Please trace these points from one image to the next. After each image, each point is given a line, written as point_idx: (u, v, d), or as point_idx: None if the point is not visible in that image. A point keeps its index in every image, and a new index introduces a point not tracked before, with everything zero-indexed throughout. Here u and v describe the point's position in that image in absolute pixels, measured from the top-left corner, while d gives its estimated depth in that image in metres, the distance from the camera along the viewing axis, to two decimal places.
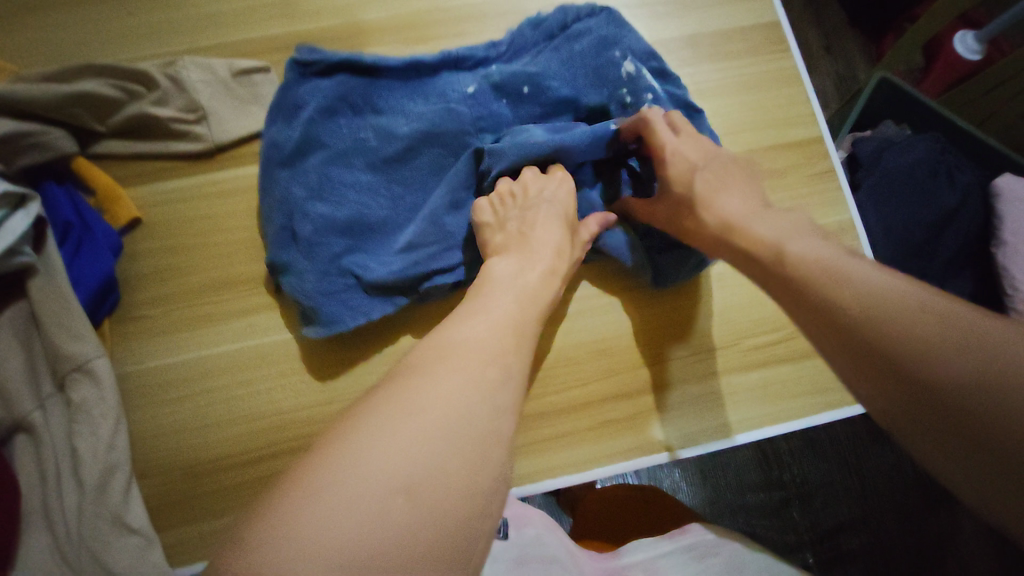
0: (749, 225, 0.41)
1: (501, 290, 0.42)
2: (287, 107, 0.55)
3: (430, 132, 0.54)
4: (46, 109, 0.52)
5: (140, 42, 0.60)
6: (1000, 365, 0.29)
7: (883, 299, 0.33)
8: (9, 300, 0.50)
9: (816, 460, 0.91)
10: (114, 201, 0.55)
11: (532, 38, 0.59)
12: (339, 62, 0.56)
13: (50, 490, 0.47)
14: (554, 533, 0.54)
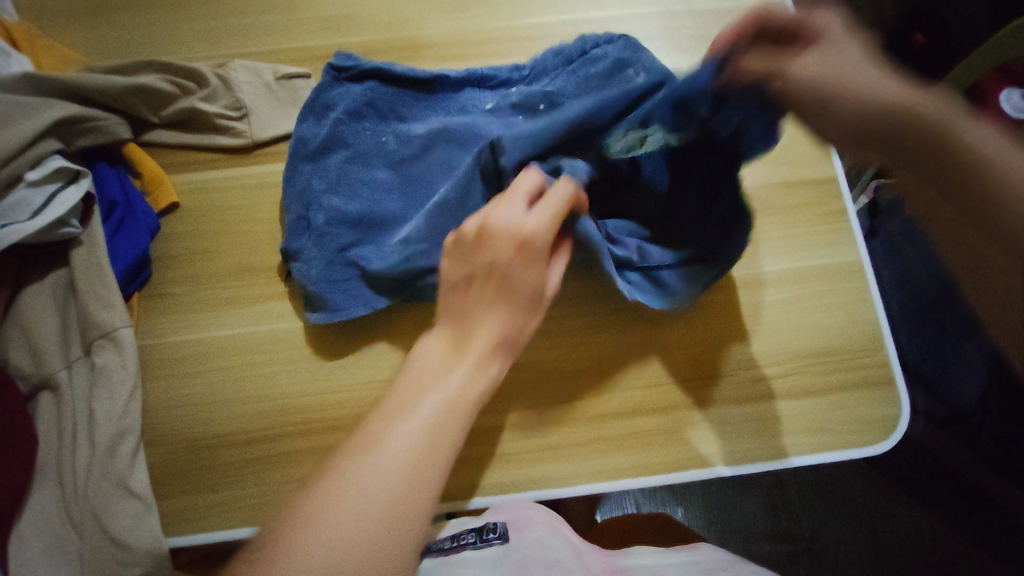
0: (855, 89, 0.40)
1: (431, 393, 0.40)
2: (318, 107, 0.59)
3: (445, 133, 0.55)
4: (106, 97, 0.57)
5: (197, 44, 0.66)
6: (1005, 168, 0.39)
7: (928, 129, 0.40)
8: (53, 269, 0.54)
9: (828, 515, 0.88)
10: (157, 186, 0.59)
11: (554, 62, 0.60)
12: (371, 71, 0.60)
13: (64, 448, 0.50)
14: (557, 533, 0.51)
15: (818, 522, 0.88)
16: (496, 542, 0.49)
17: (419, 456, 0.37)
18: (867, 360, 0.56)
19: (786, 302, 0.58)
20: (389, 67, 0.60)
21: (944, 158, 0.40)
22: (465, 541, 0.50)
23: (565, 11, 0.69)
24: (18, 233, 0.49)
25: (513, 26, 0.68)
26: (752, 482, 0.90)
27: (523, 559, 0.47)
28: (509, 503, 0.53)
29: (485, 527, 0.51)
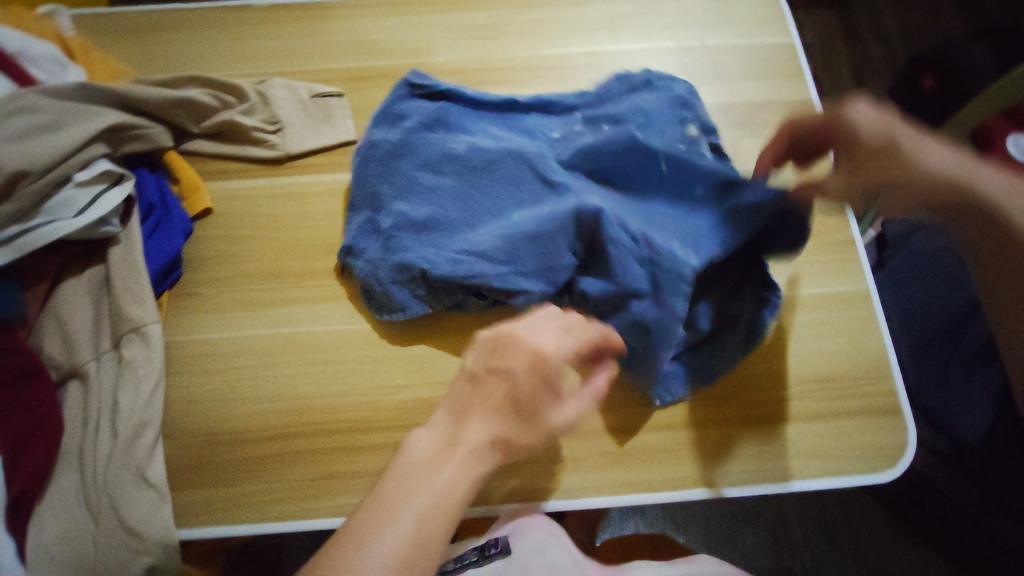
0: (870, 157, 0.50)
1: (439, 473, 0.38)
2: (391, 115, 0.63)
3: (514, 151, 0.60)
4: (154, 108, 0.61)
5: (242, 62, 0.70)
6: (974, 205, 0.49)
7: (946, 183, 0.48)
8: (91, 264, 0.57)
9: (835, 552, 0.87)
10: (193, 191, 0.63)
11: (617, 89, 0.66)
12: (443, 91, 0.65)
13: (88, 436, 0.52)
14: (559, 540, 0.52)
15: (822, 559, 0.86)
16: (496, 557, 0.51)
17: (440, 513, 0.37)
18: (870, 388, 0.57)
19: (792, 328, 0.60)
20: (462, 90, 0.65)
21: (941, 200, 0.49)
22: (468, 561, 0.52)
23: (587, 44, 0.73)
24: (58, 232, 0.52)
25: (536, 56, 0.72)
26: (755, 512, 0.89)
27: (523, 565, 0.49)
28: (523, 523, 0.52)
29: (486, 544, 0.52)
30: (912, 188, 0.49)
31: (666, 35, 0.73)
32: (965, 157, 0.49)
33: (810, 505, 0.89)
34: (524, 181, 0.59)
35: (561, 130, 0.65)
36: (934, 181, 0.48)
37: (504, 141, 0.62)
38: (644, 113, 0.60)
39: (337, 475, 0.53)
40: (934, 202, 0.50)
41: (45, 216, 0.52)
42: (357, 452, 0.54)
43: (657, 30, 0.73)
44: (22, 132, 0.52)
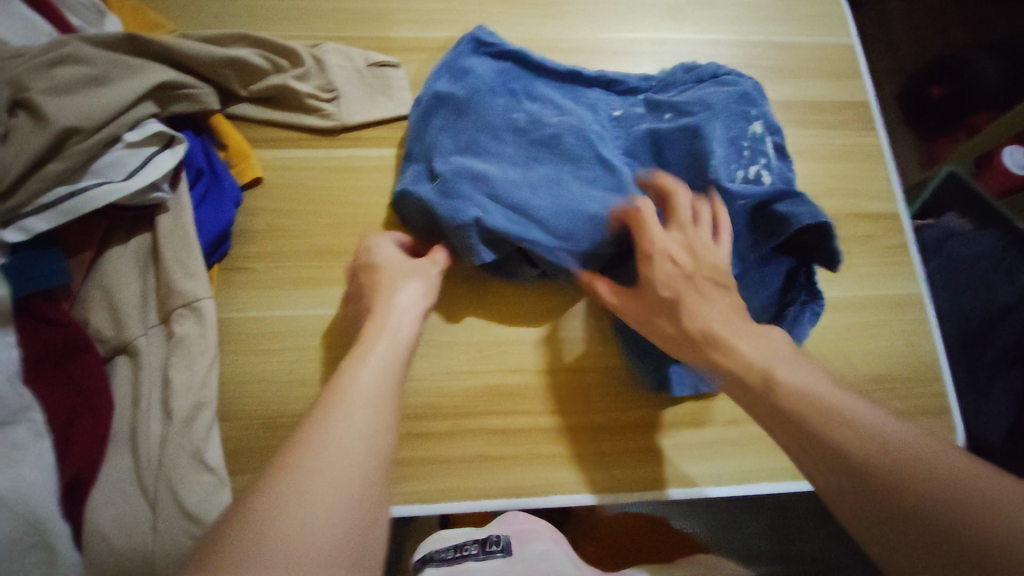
0: (737, 342, 0.43)
1: (375, 357, 0.41)
2: (456, 70, 0.59)
3: (580, 124, 0.58)
4: (202, 67, 0.57)
5: (292, 24, 0.66)
6: (811, 409, 0.37)
7: (811, 399, 0.37)
8: (138, 233, 0.54)
9: (825, 538, 0.91)
10: (242, 158, 0.59)
11: (683, 79, 0.63)
12: (511, 54, 0.62)
13: (139, 415, 0.49)
14: (559, 547, 0.55)
15: (821, 549, 0.90)
16: (497, 554, 0.53)
17: (386, 387, 0.39)
18: (920, 389, 0.59)
19: (851, 328, 0.61)
20: (529, 56, 0.62)
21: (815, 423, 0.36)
22: (469, 552, 0.54)
23: (652, 30, 0.71)
24: (113, 194, 0.47)
25: (600, 38, 0.70)
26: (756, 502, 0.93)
27: (533, 565, 0.50)
28: (513, 517, 0.59)
29: (487, 540, 0.55)
30: (788, 406, 0.38)
31: (729, 27, 0.72)
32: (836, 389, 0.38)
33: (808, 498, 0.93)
34: (591, 152, 0.56)
35: (623, 109, 0.62)
36: (743, 368, 0.42)
37: (566, 112, 0.59)
38: (709, 103, 0.58)
39: (402, 462, 0.53)
40: (773, 421, 0.39)
41: (94, 177, 0.48)
42: (425, 438, 0.54)
43: (720, 21, 0.72)
44: (68, 85, 0.47)
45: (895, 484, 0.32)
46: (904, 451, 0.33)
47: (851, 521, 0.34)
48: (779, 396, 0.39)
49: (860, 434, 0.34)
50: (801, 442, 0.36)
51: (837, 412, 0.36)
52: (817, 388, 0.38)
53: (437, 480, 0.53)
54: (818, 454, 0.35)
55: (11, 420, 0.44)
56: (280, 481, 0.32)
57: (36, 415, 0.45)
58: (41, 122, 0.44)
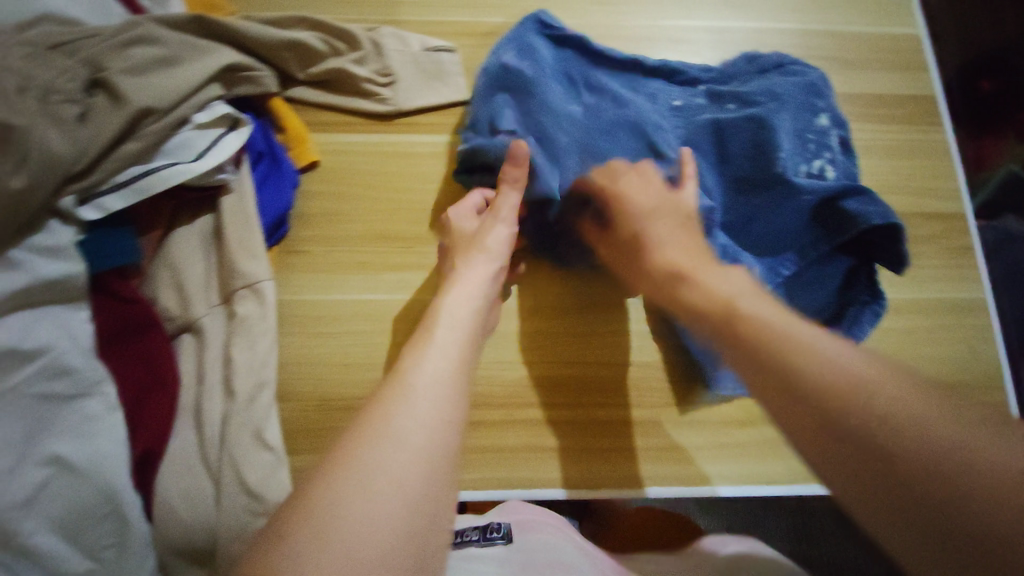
0: (698, 274, 0.42)
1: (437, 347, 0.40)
2: (523, 46, 0.58)
3: (644, 111, 0.57)
4: (265, 50, 0.57)
5: (349, 6, 0.66)
6: (780, 345, 0.34)
7: (782, 335, 0.34)
8: (201, 213, 0.55)
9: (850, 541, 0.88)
10: (300, 142, 0.59)
11: (745, 70, 0.62)
12: (573, 40, 0.61)
13: (203, 392, 0.50)
14: (564, 536, 0.48)
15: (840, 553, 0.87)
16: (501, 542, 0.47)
17: (451, 377, 0.38)
18: (981, 395, 0.58)
19: (911, 330, 0.59)
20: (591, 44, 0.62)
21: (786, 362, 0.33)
22: (470, 538, 0.48)
23: (711, 17, 0.69)
24: (183, 174, 0.48)
25: (658, 25, 0.68)
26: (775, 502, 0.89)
27: (533, 558, 0.44)
28: (515, 505, 0.52)
29: (488, 526, 0.49)
30: (753, 340, 0.35)
31: (790, 15, 0.70)
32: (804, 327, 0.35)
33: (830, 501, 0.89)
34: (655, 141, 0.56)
35: (683, 100, 0.61)
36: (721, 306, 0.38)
37: (626, 101, 0.58)
38: (777, 93, 0.57)
39: None
40: (755, 375, 0.35)
41: (164, 157, 0.49)
42: (476, 425, 0.55)
43: (781, 9, 0.70)
44: (143, 65, 0.48)
45: (868, 434, 0.29)
46: (877, 390, 0.30)
47: (875, 511, 0.28)
48: (746, 328, 0.36)
49: (834, 375, 0.31)
50: (770, 384, 0.33)
51: (808, 352, 0.33)
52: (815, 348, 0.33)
53: (489, 469, 0.54)
54: (829, 433, 0.30)
55: (86, 393, 0.45)
56: (344, 478, 0.31)
57: (107, 389, 0.46)
58: (118, 102, 0.46)
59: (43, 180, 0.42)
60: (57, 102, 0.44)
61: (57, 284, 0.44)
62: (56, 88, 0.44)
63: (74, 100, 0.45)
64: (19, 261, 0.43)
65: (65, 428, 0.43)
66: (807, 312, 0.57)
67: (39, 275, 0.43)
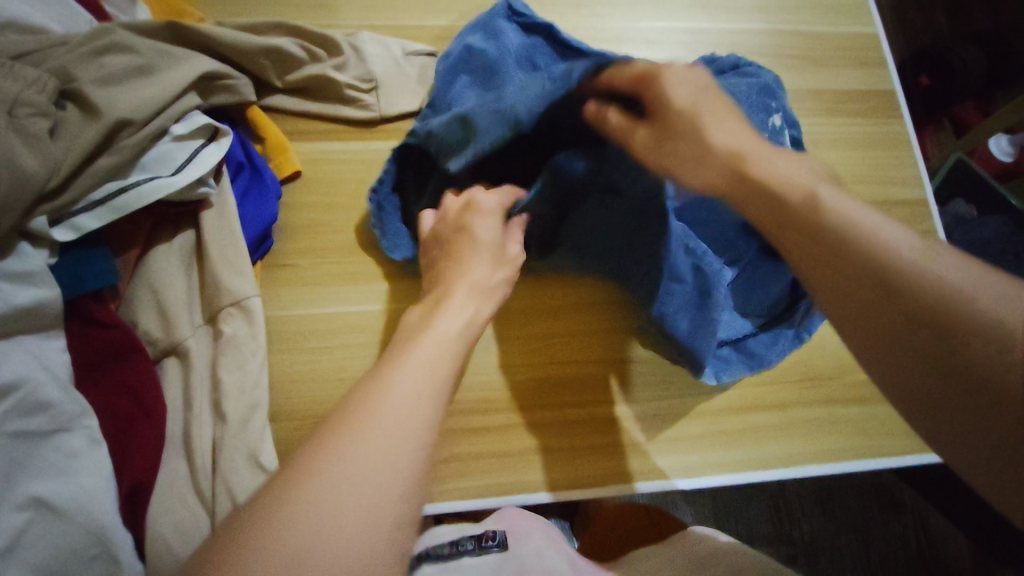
0: (770, 164, 0.37)
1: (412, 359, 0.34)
2: (488, 31, 0.57)
3: None
4: (243, 56, 0.56)
5: (325, 12, 0.64)
6: (859, 233, 0.33)
7: (858, 226, 0.33)
8: (181, 230, 0.52)
9: (825, 519, 0.90)
10: (280, 152, 0.57)
11: None
12: (542, 26, 0.59)
13: (192, 417, 0.47)
14: (554, 545, 0.49)
15: (817, 531, 0.89)
16: (494, 551, 0.46)
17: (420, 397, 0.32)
18: None
19: None
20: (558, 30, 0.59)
21: (857, 250, 0.32)
22: (464, 548, 0.47)
23: (683, 17, 0.71)
24: (167, 189, 0.47)
25: (635, 27, 0.70)
26: (756, 488, 0.91)
27: (521, 563, 0.44)
28: (510, 511, 0.51)
29: (482, 534, 0.48)
30: (820, 222, 0.34)
31: (757, 16, 0.73)
32: (878, 219, 0.33)
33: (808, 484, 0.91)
34: None
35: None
36: (782, 194, 0.35)
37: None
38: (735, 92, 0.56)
39: (459, 457, 0.53)
40: (821, 272, 0.34)
41: (142, 171, 0.47)
42: (480, 433, 0.53)
43: (749, 10, 0.73)
44: (116, 75, 0.47)
45: (934, 319, 0.29)
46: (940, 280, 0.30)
47: (888, 375, 0.32)
48: (821, 212, 0.34)
49: (901, 264, 0.31)
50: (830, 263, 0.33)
51: (879, 237, 0.32)
52: (891, 237, 0.33)
53: (490, 473, 0.52)
54: (900, 316, 0.31)
55: (66, 427, 0.42)
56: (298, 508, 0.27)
57: (89, 422, 0.43)
58: (93, 116, 0.44)
59: (14, 199, 0.40)
60: (26, 116, 0.42)
61: (30, 312, 0.42)
62: (25, 101, 0.42)
63: (44, 113, 0.43)
64: None
65: (45, 467, 0.40)
66: (754, 307, 0.57)
67: (11, 303, 0.41)
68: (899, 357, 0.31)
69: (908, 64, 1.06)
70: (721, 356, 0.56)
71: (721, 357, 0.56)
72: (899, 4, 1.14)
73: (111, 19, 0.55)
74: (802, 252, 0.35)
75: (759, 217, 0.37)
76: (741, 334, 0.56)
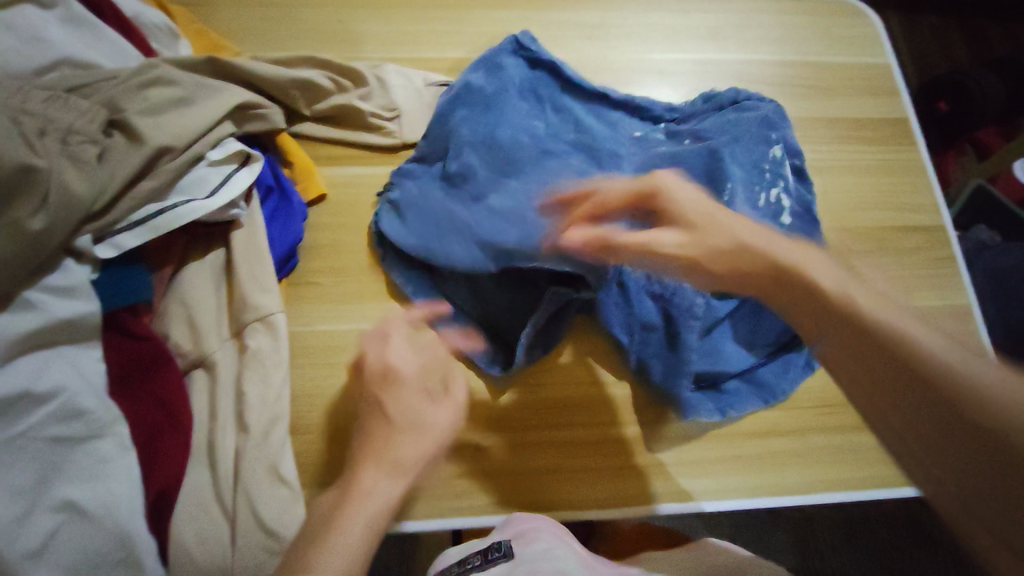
0: (774, 246, 0.41)
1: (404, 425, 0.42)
2: (491, 65, 0.62)
3: (587, 144, 0.59)
4: (276, 88, 0.59)
5: (353, 46, 0.68)
6: (854, 306, 0.36)
7: (850, 302, 0.37)
8: (213, 249, 0.55)
9: (851, 553, 0.87)
10: (307, 176, 0.60)
11: (703, 108, 0.64)
12: (546, 62, 0.63)
13: (217, 426, 0.49)
14: (565, 543, 0.48)
15: (842, 564, 0.87)
16: (501, 561, 0.46)
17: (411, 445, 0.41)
18: None
19: None
20: (563, 68, 0.63)
21: (852, 323, 0.36)
22: (472, 565, 0.48)
23: (695, 48, 0.74)
24: (202, 210, 0.50)
25: (647, 58, 0.72)
26: (777, 517, 0.89)
27: (532, 569, 0.44)
28: (519, 515, 0.51)
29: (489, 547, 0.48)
30: (815, 298, 0.38)
31: (768, 47, 0.75)
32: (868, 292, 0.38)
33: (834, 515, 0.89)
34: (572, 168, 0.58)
35: (643, 132, 0.63)
36: (783, 269, 0.40)
37: (584, 129, 0.61)
38: (729, 129, 0.59)
39: (473, 474, 0.53)
40: (822, 340, 0.38)
41: (179, 194, 0.50)
42: (494, 450, 0.54)
43: (761, 41, 0.75)
44: (159, 106, 0.51)
45: (929, 381, 0.32)
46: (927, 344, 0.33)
47: (901, 439, 0.34)
48: (817, 287, 0.38)
49: (892, 330, 0.34)
50: (830, 329, 0.37)
51: (868, 309, 0.36)
52: (878, 308, 0.36)
53: (503, 492, 0.53)
54: (899, 383, 0.33)
55: (99, 434, 0.44)
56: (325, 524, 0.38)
57: (121, 429, 0.45)
58: (136, 143, 0.48)
59: (62, 220, 0.43)
60: (77, 143, 0.46)
61: (72, 324, 0.44)
62: (77, 130, 0.46)
63: (94, 141, 0.47)
64: (37, 302, 0.44)
65: (78, 471, 0.42)
66: (761, 339, 0.58)
67: (56, 316, 0.44)
68: (905, 418, 0.33)
69: (925, 91, 1.07)
70: (733, 390, 0.56)
71: (732, 392, 0.56)
72: (914, 34, 1.16)
73: (156, 54, 0.59)
74: (806, 320, 0.39)
75: (762, 292, 0.41)
76: (750, 367, 0.57)
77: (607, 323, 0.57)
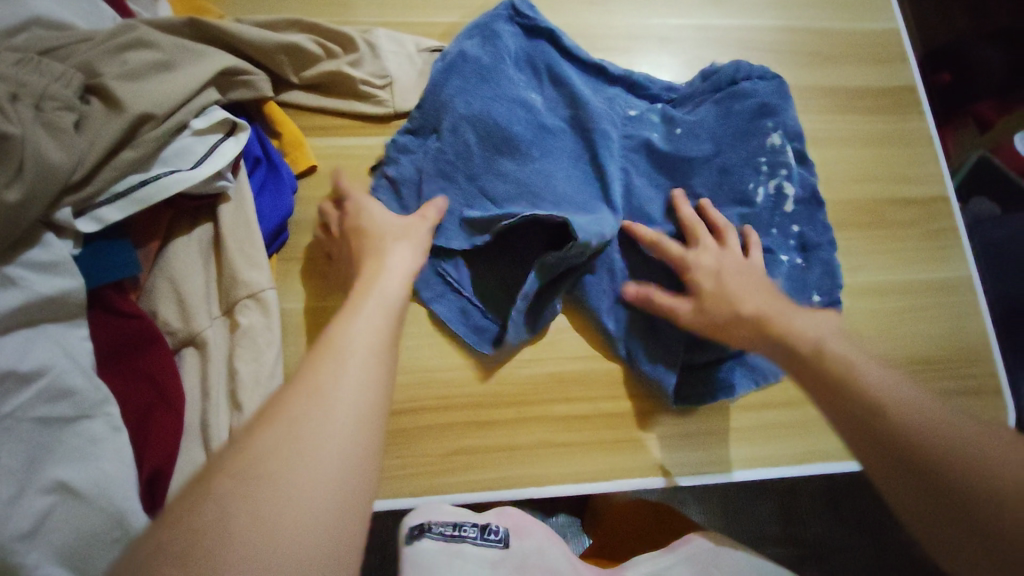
0: (791, 320, 0.45)
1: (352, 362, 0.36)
2: (486, 32, 0.59)
3: (583, 123, 0.58)
4: (261, 53, 0.57)
5: (340, 9, 0.65)
6: (885, 396, 0.38)
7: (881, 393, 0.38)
8: (199, 223, 0.53)
9: (836, 520, 0.90)
10: (296, 147, 0.58)
11: (701, 88, 0.62)
12: (544, 30, 0.61)
13: (210, 405, 0.48)
14: (557, 545, 0.52)
15: (827, 531, 0.89)
16: (496, 545, 0.48)
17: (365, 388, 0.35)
18: (972, 372, 0.61)
19: (901, 310, 0.62)
20: (560, 37, 0.61)
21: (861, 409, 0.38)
22: (466, 534, 0.47)
23: (697, 14, 0.71)
24: (187, 183, 0.48)
25: (648, 24, 0.70)
26: (765, 487, 0.90)
27: (522, 563, 0.48)
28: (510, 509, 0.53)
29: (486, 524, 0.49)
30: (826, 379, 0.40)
31: (772, 13, 0.72)
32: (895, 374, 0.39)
33: (820, 484, 0.90)
34: (566, 150, 0.57)
35: (638, 110, 0.61)
36: (800, 349, 0.43)
37: (581, 103, 0.58)
38: (723, 119, 0.58)
39: (471, 450, 0.53)
40: (855, 432, 0.38)
41: (162, 165, 0.48)
42: (491, 426, 0.54)
43: (765, 7, 0.72)
44: (138, 70, 0.48)
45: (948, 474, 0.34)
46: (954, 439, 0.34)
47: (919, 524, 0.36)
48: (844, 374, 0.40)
49: (918, 419, 0.36)
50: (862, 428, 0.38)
51: (894, 399, 0.37)
52: (904, 394, 0.37)
53: (501, 467, 0.53)
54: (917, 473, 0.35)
55: (88, 413, 0.43)
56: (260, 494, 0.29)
57: (111, 409, 0.44)
58: (116, 110, 0.45)
59: (40, 192, 0.41)
60: (53, 110, 0.43)
61: (54, 301, 0.43)
62: (51, 96, 0.44)
63: (70, 107, 0.44)
64: (15, 278, 0.41)
65: (68, 453, 0.41)
66: None
67: (38, 293, 0.42)
68: (922, 503, 0.35)
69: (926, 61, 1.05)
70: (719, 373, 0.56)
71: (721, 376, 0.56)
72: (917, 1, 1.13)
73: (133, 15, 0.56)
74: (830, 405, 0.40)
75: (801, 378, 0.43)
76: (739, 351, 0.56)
77: (595, 310, 0.56)
